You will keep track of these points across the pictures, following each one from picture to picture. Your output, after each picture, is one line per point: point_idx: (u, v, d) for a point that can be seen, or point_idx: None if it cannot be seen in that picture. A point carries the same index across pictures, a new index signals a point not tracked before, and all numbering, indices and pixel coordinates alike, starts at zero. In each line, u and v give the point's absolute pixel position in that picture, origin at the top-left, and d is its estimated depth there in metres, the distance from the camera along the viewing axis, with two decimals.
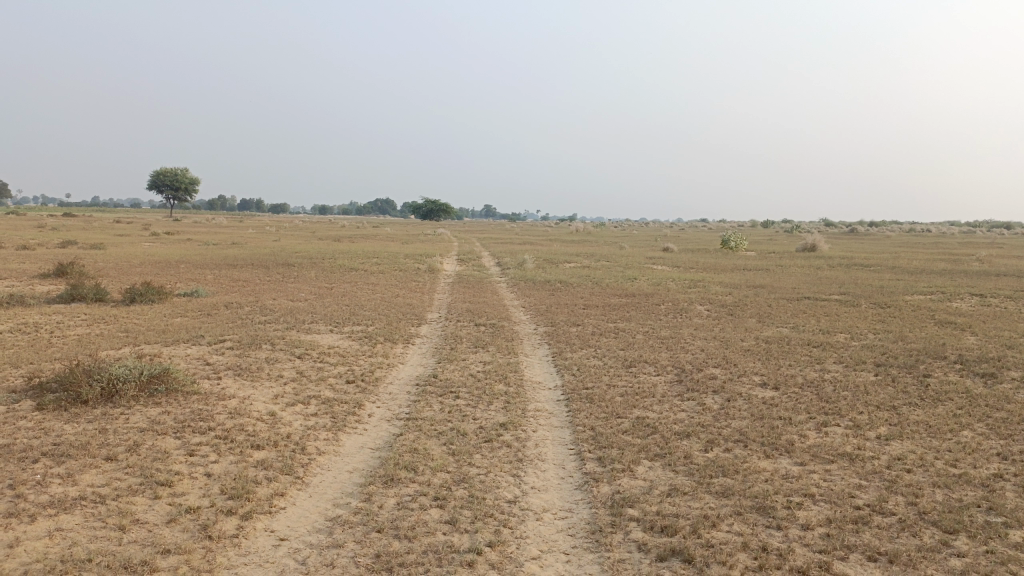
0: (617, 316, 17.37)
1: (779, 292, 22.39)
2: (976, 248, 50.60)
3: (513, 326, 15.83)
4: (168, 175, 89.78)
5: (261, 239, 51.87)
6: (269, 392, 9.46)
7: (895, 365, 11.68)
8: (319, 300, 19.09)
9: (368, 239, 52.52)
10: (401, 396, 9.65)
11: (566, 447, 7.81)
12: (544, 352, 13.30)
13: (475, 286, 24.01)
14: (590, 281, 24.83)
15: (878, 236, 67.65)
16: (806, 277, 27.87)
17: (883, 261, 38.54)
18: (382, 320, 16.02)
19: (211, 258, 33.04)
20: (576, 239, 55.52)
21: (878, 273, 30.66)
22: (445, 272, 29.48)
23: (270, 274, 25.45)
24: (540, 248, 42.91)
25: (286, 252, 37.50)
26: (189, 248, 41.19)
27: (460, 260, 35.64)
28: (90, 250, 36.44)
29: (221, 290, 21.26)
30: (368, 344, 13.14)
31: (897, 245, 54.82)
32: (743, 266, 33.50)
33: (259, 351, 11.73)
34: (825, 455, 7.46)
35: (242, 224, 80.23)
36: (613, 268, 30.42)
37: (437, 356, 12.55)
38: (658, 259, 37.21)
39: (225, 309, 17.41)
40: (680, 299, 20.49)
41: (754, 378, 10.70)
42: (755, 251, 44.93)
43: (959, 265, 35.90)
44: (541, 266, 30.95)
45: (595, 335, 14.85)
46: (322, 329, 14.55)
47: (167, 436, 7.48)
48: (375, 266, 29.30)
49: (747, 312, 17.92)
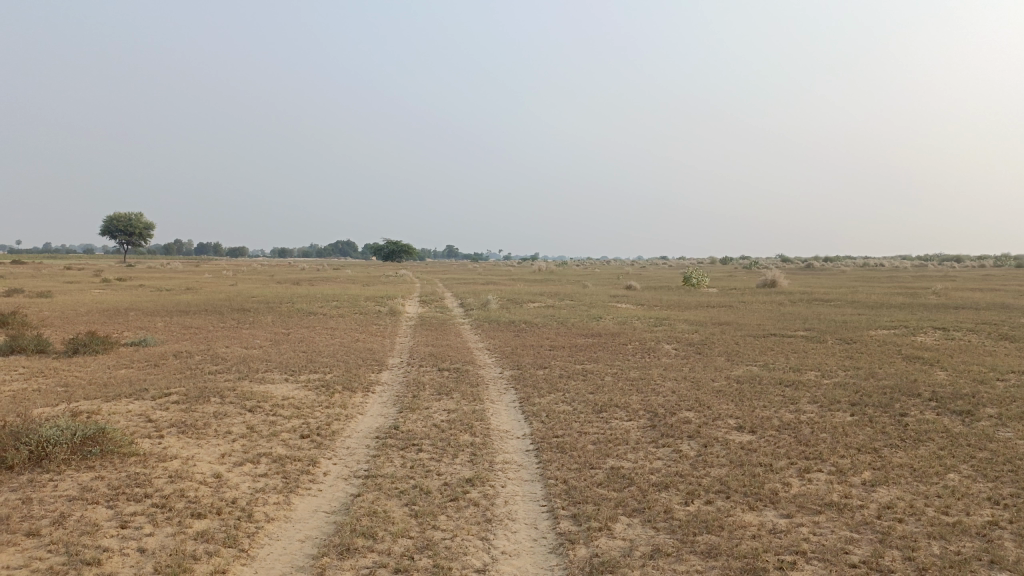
0: (584, 357, 16.93)
1: (745, 328, 22.24)
2: (930, 281, 51.54)
3: (478, 370, 15.28)
4: (121, 222, 87.82)
5: (217, 284, 50.74)
6: (215, 450, 8.77)
7: (871, 403, 11.40)
8: (275, 347, 18.35)
9: (328, 282, 51.74)
10: (359, 451, 9.03)
11: (537, 504, 7.28)
12: (511, 397, 12.77)
13: (437, 329, 23.42)
14: (555, 321, 24.46)
15: (834, 271, 68.79)
16: (770, 313, 27.84)
17: (843, 295, 38.89)
18: (341, 366, 15.37)
19: (163, 304, 31.99)
20: (539, 278, 55.38)
21: (839, 307, 30.81)
22: (406, 314, 28.89)
23: (225, 320, 24.59)
24: (502, 288, 42.54)
25: (242, 296, 36.52)
26: (141, 294, 39.91)
27: (422, 302, 35.06)
28: (36, 299, 35.07)
29: (171, 339, 20.35)
30: (325, 394, 12.46)
31: (854, 279, 55.76)
32: (707, 303, 33.50)
33: (208, 405, 11.00)
34: (812, 505, 7.04)
35: (198, 269, 78.54)
36: (577, 308, 30.07)
37: (398, 405, 11.94)
38: (622, 297, 37.10)
39: (174, 359, 16.58)
40: (647, 338, 20.17)
41: (729, 421, 10.31)
42: (717, 288, 45.13)
43: (917, 297, 36.43)
44: (504, 307, 30.48)
45: (562, 378, 14.38)
46: (277, 378, 13.83)
47: (98, 506, 6.75)
48: (334, 310, 28.59)
49: (716, 350, 17.63)
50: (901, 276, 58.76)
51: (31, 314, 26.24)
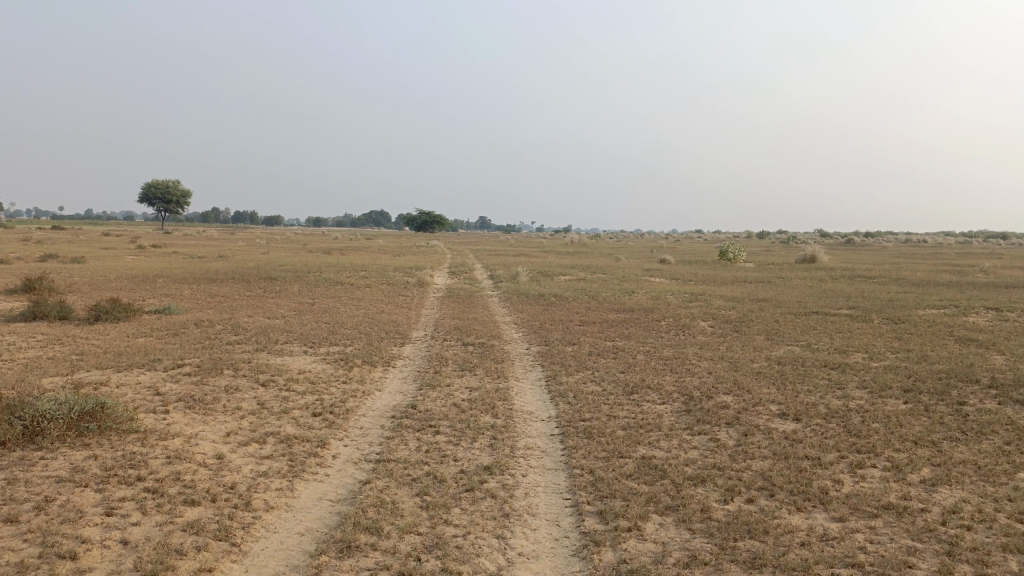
0: (615, 334, 16.19)
1: (784, 306, 21.27)
2: (978, 258, 49.57)
3: (504, 346, 14.65)
4: (158, 190, 88.33)
5: (249, 251, 50.77)
6: (221, 428, 8.27)
7: (925, 391, 10.55)
8: (298, 317, 17.92)
9: (358, 250, 51.47)
10: (372, 432, 8.47)
11: (560, 497, 6.66)
12: (537, 375, 12.12)
13: (465, 301, 22.85)
14: (586, 295, 23.74)
15: (875, 247, 66.83)
16: (810, 290, 26.75)
17: (886, 273, 37.42)
18: (362, 339, 14.86)
19: (192, 272, 31.86)
20: (571, 251, 54.49)
21: (883, 285, 29.58)
22: (435, 285, 28.38)
23: (251, 289, 24.29)
24: (533, 261, 41.74)
25: (271, 265, 36.38)
26: (172, 261, 39.91)
27: (452, 273, 34.49)
28: (68, 264, 35.23)
29: (195, 307, 20.02)
30: (343, 368, 11.93)
31: (896, 256, 54.11)
32: (743, 278, 32.45)
33: (219, 378, 10.53)
34: (867, 508, 6.30)
35: (231, 237, 78.93)
36: (609, 281, 29.26)
37: (418, 381, 11.37)
38: (656, 271, 36.14)
39: (195, 328, 16.20)
40: (681, 314, 19.36)
41: (771, 407, 9.56)
42: (754, 263, 43.88)
43: (964, 276, 35.00)
44: (534, 280, 29.75)
45: (591, 356, 13.68)
46: (295, 351, 13.34)
47: (86, 490, 6.27)
48: (362, 280, 28.17)
49: (754, 329, 16.78)
50: (945, 252, 56.83)
51: (60, 279, 26.17)
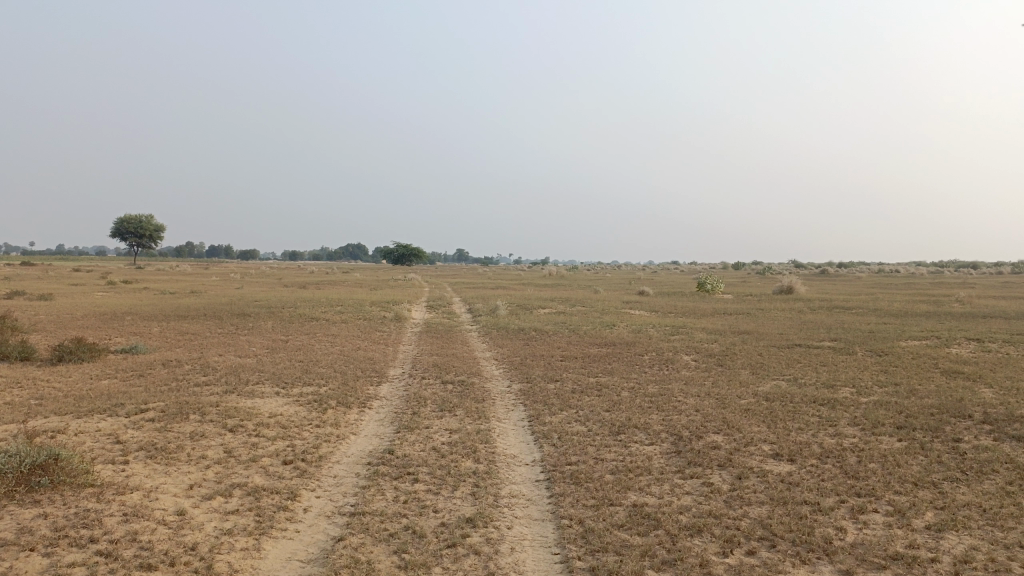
0: (598, 370, 15.81)
1: (767, 339, 21.06)
2: (952, 288, 49.95)
3: (484, 384, 14.21)
4: (132, 224, 87.14)
5: (222, 287, 49.86)
6: (184, 480, 7.74)
7: (919, 427, 10.26)
8: (271, 356, 17.36)
9: (334, 285, 50.76)
10: (347, 481, 7.98)
11: (549, 553, 6.22)
12: (519, 415, 11.69)
13: (443, 337, 22.37)
14: (567, 329, 23.40)
15: (851, 277, 67.44)
16: (791, 322, 26.59)
17: (864, 303, 37.51)
18: (337, 378, 14.35)
19: (163, 308, 31.11)
20: (550, 283, 54.25)
21: (862, 316, 29.54)
22: (412, 321, 27.88)
23: (223, 326, 23.65)
24: (512, 294, 41.37)
25: (245, 300, 35.67)
26: (143, 298, 39.02)
27: (430, 308, 34.03)
28: (34, 302, 34.29)
29: (163, 346, 19.37)
30: (317, 411, 11.40)
31: (872, 286, 54.47)
32: (724, 310, 32.30)
33: (185, 424, 9.98)
34: (874, 560, 5.94)
35: (205, 272, 77.79)
36: (589, 315, 28.93)
37: (396, 424, 10.89)
38: (636, 303, 35.99)
39: (162, 368, 15.58)
40: (664, 348, 19.04)
41: (763, 447, 9.21)
42: (732, 294, 43.86)
43: (941, 306, 35.18)
44: (513, 314, 29.35)
45: (575, 394, 13.28)
46: (267, 392, 12.80)
47: (32, 554, 5.72)
48: (338, 315, 27.61)
49: (739, 363, 16.49)
50: (919, 282, 57.37)
51: (23, 318, 25.32)
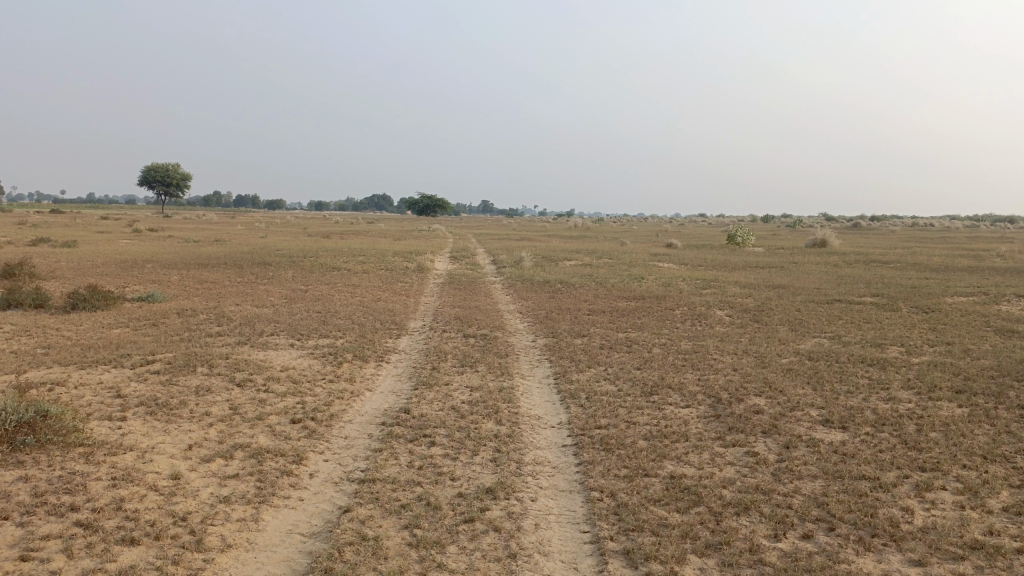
0: (628, 325, 15.06)
1: (804, 294, 20.14)
2: (994, 242, 48.10)
3: (507, 338, 13.53)
4: (159, 173, 86.97)
5: (245, 235, 49.53)
6: (183, 441, 7.16)
7: (980, 392, 9.43)
8: (288, 306, 16.83)
9: (357, 235, 50.25)
10: (358, 443, 7.37)
11: (577, 531, 5.56)
12: (545, 372, 11.02)
13: (467, 288, 21.69)
14: (594, 281, 22.65)
15: (884, 231, 65.64)
16: (827, 276, 25.54)
17: (902, 258, 36.18)
18: (355, 330, 13.76)
19: (185, 256, 30.75)
20: (576, 235, 53.19)
21: (900, 271, 28.37)
22: (435, 271, 27.26)
23: (243, 275, 23.18)
24: (537, 245, 40.58)
25: (266, 249, 35.20)
26: (165, 246, 38.69)
27: (454, 258, 33.39)
28: (58, 249, 34.11)
29: (181, 294, 18.90)
30: (331, 364, 10.82)
31: (907, 240, 52.85)
32: (756, 263, 31.29)
33: (191, 377, 9.43)
34: (949, 549, 5.20)
35: (230, 220, 77.87)
36: (616, 267, 28.04)
37: (414, 380, 10.29)
38: (665, 255, 35.12)
39: (176, 317, 15.08)
40: (696, 303, 18.24)
41: (811, 412, 8.46)
42: (763, 247, 42.60)
43: (983, 261, 33.88)
44: (539, 265, 28.60)
45: (603, 349, 12.57)
46: (280, 344, 12.22)
47: (4, 524, 5.16)
48: (360, 265, 27.06)
49: (777, 319, 15.64)
50: (954, 236, 55.54)
51: (43, 264, 25.07)
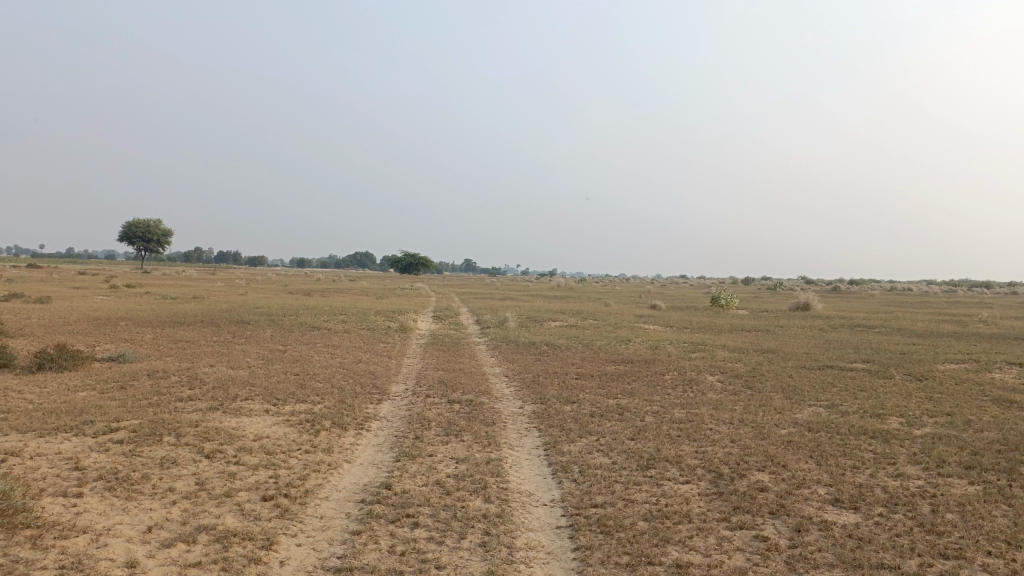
0: (618, 390, 14.56)
1: (794, 359, 19.79)
2: (973, 308, 48.44)
3: (494, 404, 12.99)
4: (140, 228, 86.27)
5: (225, 292, 48.79)
6: (143, 522, 6.53)
7: (990, 468, 9.01)
8: (266, 368, 16.21)
9: (339, 293, 49.67)
10: (335, 525, 6.77)
11: None
12: (534, 442, 10.48)
13: (450, 350, 21.15)
14: (580, 344, 22.21)
15: (864, 295, 66.05)
16: (815, 341, 25.25)
17: (886, 322, 36.09)
18: (335, 394, 13.16)
19: (161, 313, 30.00)
20: (559, 296, 52.99)
21: (886, 336, 28.17)
22: (417, 331, 26.71)
23: (220, 334, 22.51)
24: (521, 305, 40.16)
25: (245, 307, 34.51)
26: (141, 302, 37.89)
27: (437, 318, 32.87)
28: (30, 305, 33.21)
29: (154, 354, 18.21)
30: (308, 433, 10.20)
31: (888, 304, 53.09)
32: (742, 326, 31.03)
33: (156, 447, 8.78)
34: None
35: (210, 276, 77.08)
36: (602, 329, 27.63)
37: (396, 451, 9.70)
38: (650, 317, 34.80)
39: (146, 380, 14.40)
40: (686, 368, 17.81)
41: (818, 490, 7.98)
42: (747, 310, 42.45)
43: (967, 326, 33.87)
44: (523, 326, 28.13)
45: (594, 417, 12.06)
46: (255, 409, 11.59)
47: None
48: (341, 325, 26.48)
49: (770, 386, 15.21)
50: (934, 301, 55.91)
51: (12, 321, 24.25)
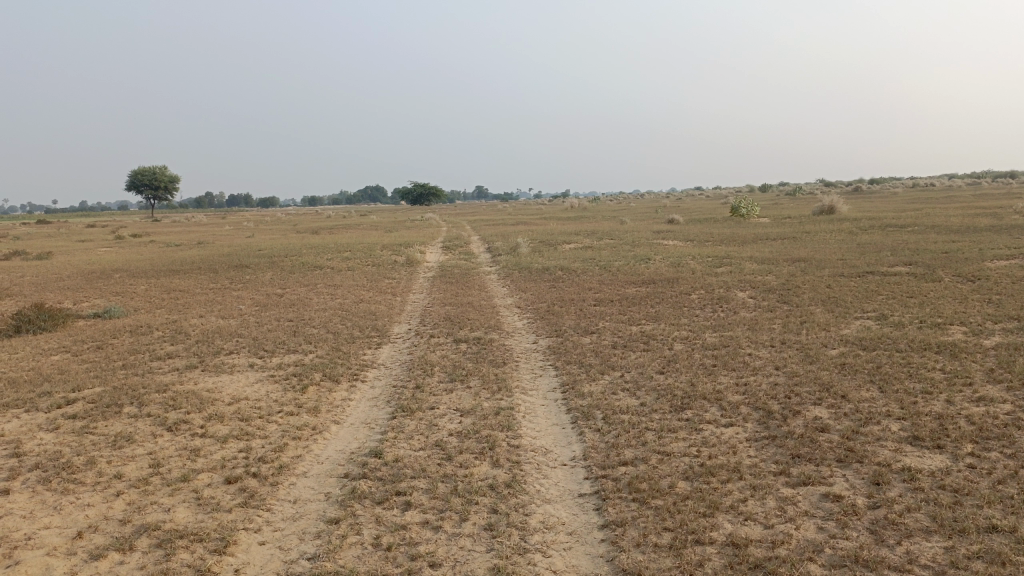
0: (641, 315, 13.23)
1: (829, 266, 18.33)
2: (1005, 199, 46.36)
3: (504, 341, 11.73)
4: (146, 177, 84.72)
5: (231, 236, 47.56)
6: (74, 525, 5.36)
7: None
8: (259, 314, 15.02)
9: (346, 229, 48.26)
10: (311, 512, 5.57)
11: None
12: (550, 383, 9.21)
13: (459, 281, 19.89)
14: (597, 266, 20.84)
15: (886, 193, 63.53)
16: (848, 245, 23.57)
17: (917, 220, 34.18)
18: (329, 341, 11.95)
19: (161, 262, 28.85)
20: (573, 215, 51.57)
21: (922, 235, 26.48)
22: (425, 264, 25.44)
23: (217, 281, 21.32)
24: (534, 228, 38.66)
25: (249, 250, 33.33)
26: (144, 252, 36.78)
27: (447, 248, 31.55)
28: (28, 262, 32.09)
29: (143, 307, 17.05)
30: (293, 390, 8.99)
31: (915, 201, 50.92)
32: (767, 235, 29.45)
33: (113, 422, 7.60)
34: None
35: (217, 221, 75.83)
36: (619, 248, 26.09)
37: (393, 405, 8.47)
38: (668, 232, 33.20)
39: (127, 337, 13.23)
40: (713, 284, 16.43)
41: (890, 428, 6.66)
42: (770, 218, 40.56)
43: (1005, 218, 32.06)
44: (537, 251, 26.78)
45: (617, 349, 10.77)
46: (239, 364, 10.40)
47: None
48: (345, 262, 25.25)
49: (808, 300, 13.75)
50: (962, 195, 53.53)
51: (4, 281, 23.23)
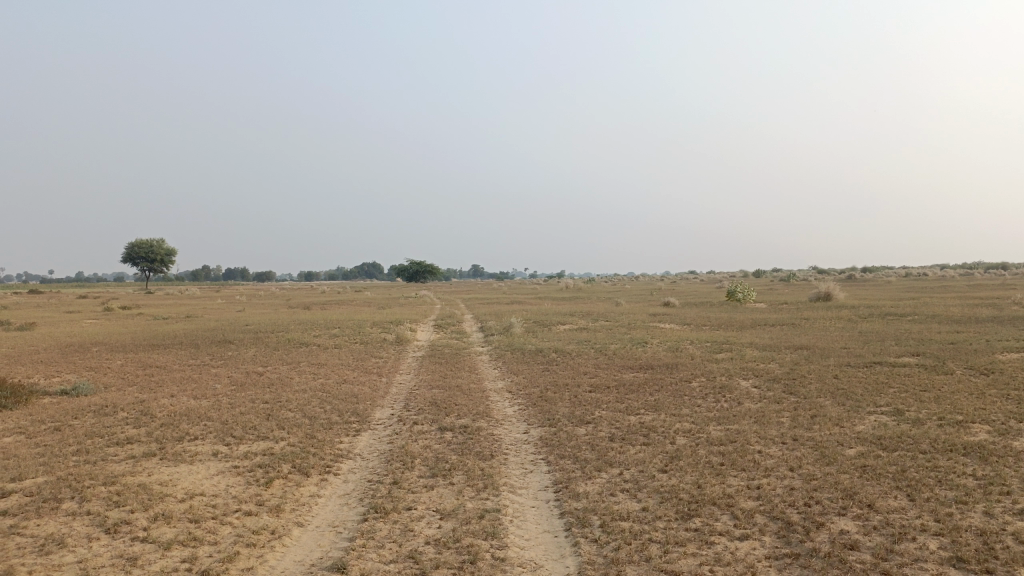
0: (639, 404, 12.43)
1: (833, 355, 17.63)
2: (1000, 288, 46.24)
3: (493, 430, 10.89)
4: (143, 249, 84.51)
5: (220, 311, 46.75)
6: None
7: None
8: (235, 395, 14.16)
9: (339, 305, 47.59)
10: None
11: None
12: (541, 481, 8.36)
13: (449, 363, 19.09)
14: (593, 349, 20.10)
15: (880, 281, 63.24)
16: (850, 333, 22.91)
17: (916, 309, 33.70)
18: (303, 426, 11.08)
19: (144, 336, 28.02)
20: (567, 296, 51.15)
21: (924, 324, 25.92)
22: (415, 343, 24.66)
23: (198, 357, 20.46)
24: (528, 309, 38.03)
25: (235, 325, 32.56)
26: (128, 325, 35.90)
27: (439, 327, 30.84)
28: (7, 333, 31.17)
29: (114, 384, 16.16)
30: (257, 485, 8.11)
31: (911, 289, 50.70)
32: (765, 321, 28.86)
33: (46, 521, 6.71)
34: None
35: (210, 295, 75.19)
36: (615, 331, 25.33)
37: (366, 504, 7.60)
38: (664, 315, 32.56)
39: (89, 418, 12.32)
40: (714, 371, 15.67)
41: (929, 547, 5.83)
42: (767, 303, 40.14)
43: (1005, 308, 31.62)
44: (530, 331, 26.07)
45: (614, 442, 9.95)
46: (202, 453, 9.52)
47: None
48: (333, 340, 24.47)
49: (816, 391, 12.96)
50: (956, 284, 53.40)
51: None
